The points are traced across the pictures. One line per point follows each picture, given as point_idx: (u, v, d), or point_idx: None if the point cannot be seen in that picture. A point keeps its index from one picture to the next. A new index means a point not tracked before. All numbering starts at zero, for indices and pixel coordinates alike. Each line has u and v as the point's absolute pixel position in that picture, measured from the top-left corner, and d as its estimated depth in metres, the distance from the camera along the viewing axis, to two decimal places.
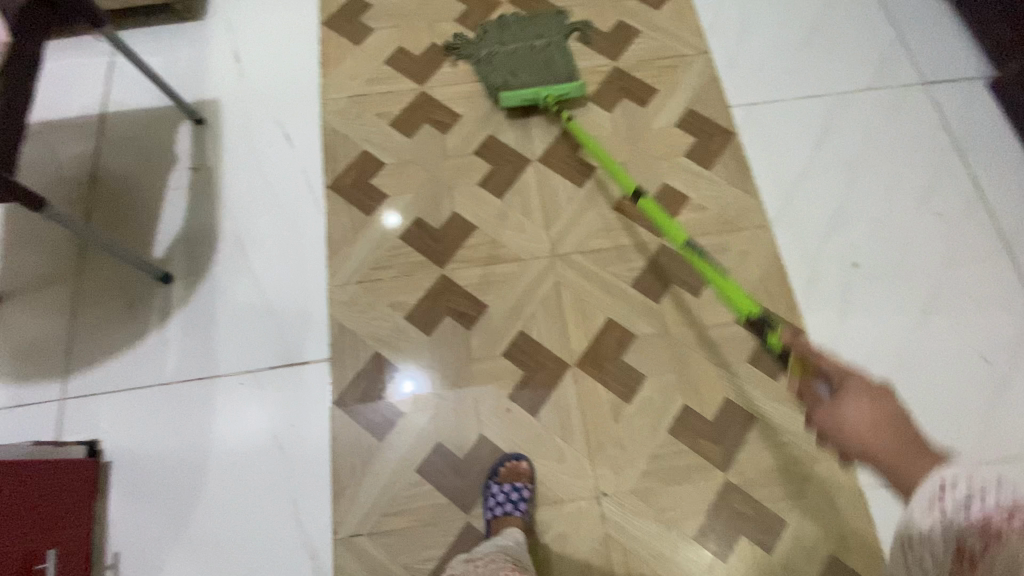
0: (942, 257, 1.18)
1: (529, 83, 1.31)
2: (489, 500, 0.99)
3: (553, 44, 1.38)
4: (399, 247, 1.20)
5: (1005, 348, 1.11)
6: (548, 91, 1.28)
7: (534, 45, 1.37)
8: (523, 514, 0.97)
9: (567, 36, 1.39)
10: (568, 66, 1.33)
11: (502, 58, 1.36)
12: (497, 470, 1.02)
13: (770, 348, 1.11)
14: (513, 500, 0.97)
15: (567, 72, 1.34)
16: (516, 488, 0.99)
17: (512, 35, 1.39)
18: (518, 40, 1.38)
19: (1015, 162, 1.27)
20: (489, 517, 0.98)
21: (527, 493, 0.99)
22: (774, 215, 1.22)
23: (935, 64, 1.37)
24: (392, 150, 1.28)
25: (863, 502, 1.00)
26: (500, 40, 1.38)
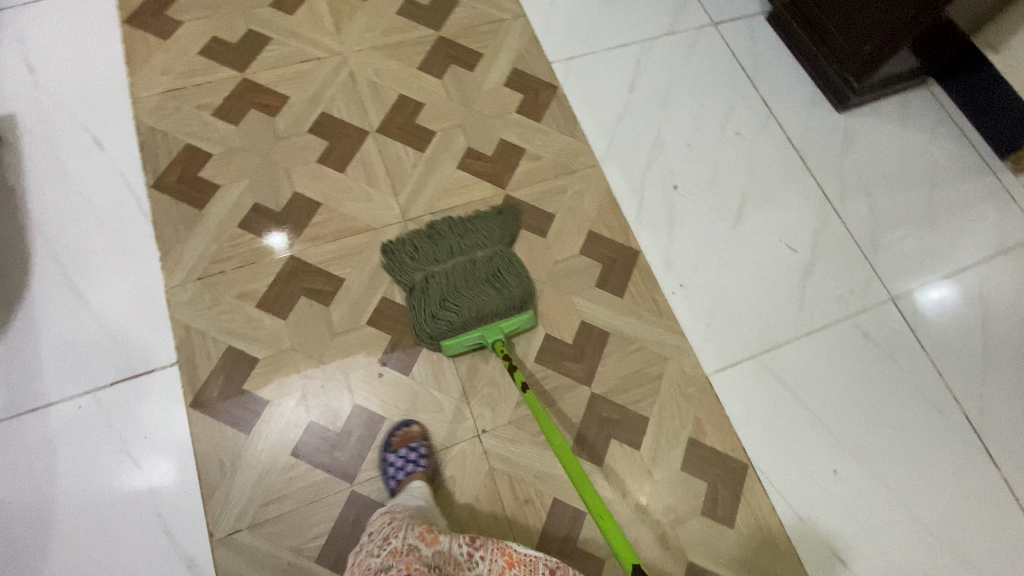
0: (746, 169, 1.35)
1: (476, 309, 1.07)
2: (388, 469, 0.98)
3: (499, 259, 1.15)
4: (241, 236, 1.15)
5: (805, 236, 1.29)
6: (494, 329, 1.07)
7: (477, 269, 1.13)
8: (424, 468, 0.98)
9: (505, 249, 1.18)
10: (519, 283, 1.12)
11: (443, 287, 1.10)
12: (391, 440, 1.02)
13: (614, 271, 1.21)
14: (412, 459, 0.98)
15: (500, 244, 1.19)
16: (411, 448, 0.99)
17: (450, 247, 1.15)
18: (454, 249, 1.15)
19: (793, 82, 1.48)
20: (393, 484, 0.97)
21: (424, 449, 1.00)
22: (601, 155, 1.33)
23: (721, 6, 1.56)
24: (220, 141, 1.23)
25: (710, 387, 1.12)
26: (433, 257, 1.14)
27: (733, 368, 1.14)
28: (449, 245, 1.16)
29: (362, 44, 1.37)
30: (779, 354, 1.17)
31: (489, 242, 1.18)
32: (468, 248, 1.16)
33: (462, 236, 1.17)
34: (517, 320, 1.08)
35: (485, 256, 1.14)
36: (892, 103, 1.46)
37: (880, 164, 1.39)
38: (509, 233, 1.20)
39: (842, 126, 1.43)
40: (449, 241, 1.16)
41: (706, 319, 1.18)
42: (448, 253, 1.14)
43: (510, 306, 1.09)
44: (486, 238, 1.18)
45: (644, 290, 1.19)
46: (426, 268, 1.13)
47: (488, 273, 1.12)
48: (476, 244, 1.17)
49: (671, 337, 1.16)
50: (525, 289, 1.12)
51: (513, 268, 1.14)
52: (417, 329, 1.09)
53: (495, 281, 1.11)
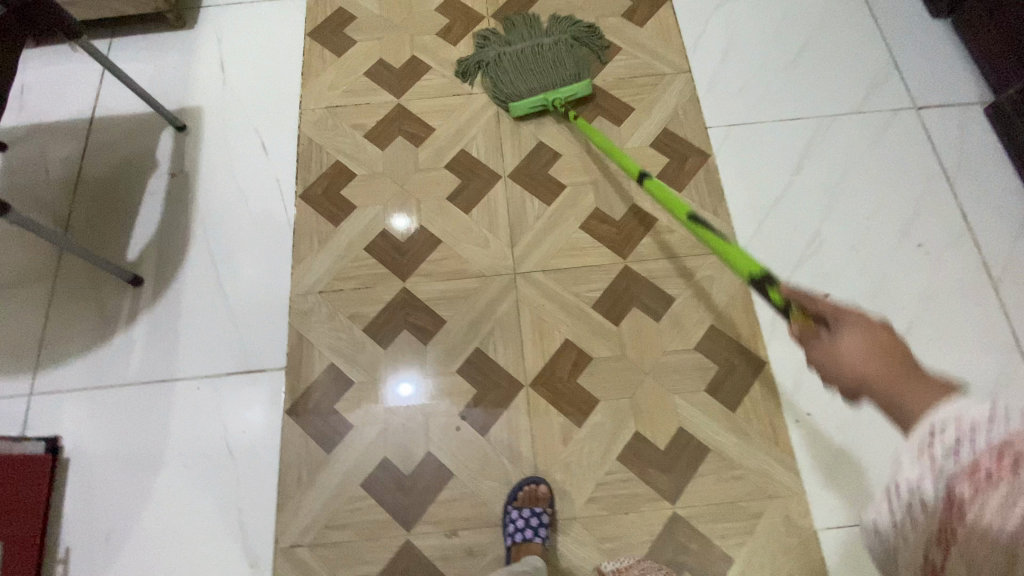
0: (919, 290, 1.13)
1: (540, 81, 1.32)
2: (508, 525, 0.97)
3: (561, 44, 1.36)
4: (362, 259, 1.20)
5: (981, 389, 1.06)
6: (557, 95, 1.29)
7: (539, 54, 1.35)
8: (542, 540, 0.95)
9: (575, 28, 1.39)
10: (569, 53, 1.35)
11: (513, 73, 1.33)
12: (515, 495, 1.00)
13: (731, 378, 1.08)
14: (533, 526, 0.95)
15: (569, 26, 1.40)
16: (535, 513, 0.97)
17: (520, 34, 1.39)
18: (524, 40, 1.38)
19: (1005, 193, 1.21)
20: (509, 543, 0.96)
21: (547, 518, 0.97)
22: (744, 241, 1.19)
23: (927, 88, 1.32)
24: (364, 161, 1.30)
25: (815, 545, 0.96)
26: (508, 43, 1.38)
27: (852, 531, 0.97)
28: (521, 29, 1.40)
29: None
30: None
31: (556, 35, 1.39)
32: (536, 34, 1.39)
33: (535, 35, 1.39)
34: (575, 86, 1.29)
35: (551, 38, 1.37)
36: None
37: None
38: (574, 31, 1.39)
39: None
40: (523, 33, 1.39)
41: (829, 462, 1.01)
42: (520, 40, 1.38)
43: (573, 76, 1.32)
44: (554, 32, 1.39)
45: (759, 409, 1.05)
46: (500, 49, 1.37)
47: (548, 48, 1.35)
48: (556, 24, 1.41)
49: (781, 471, 1.01)
50: (577, 68, 1.33)
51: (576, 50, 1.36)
52: (496, 94, 1.33)
53: (551, 61, 1.34)
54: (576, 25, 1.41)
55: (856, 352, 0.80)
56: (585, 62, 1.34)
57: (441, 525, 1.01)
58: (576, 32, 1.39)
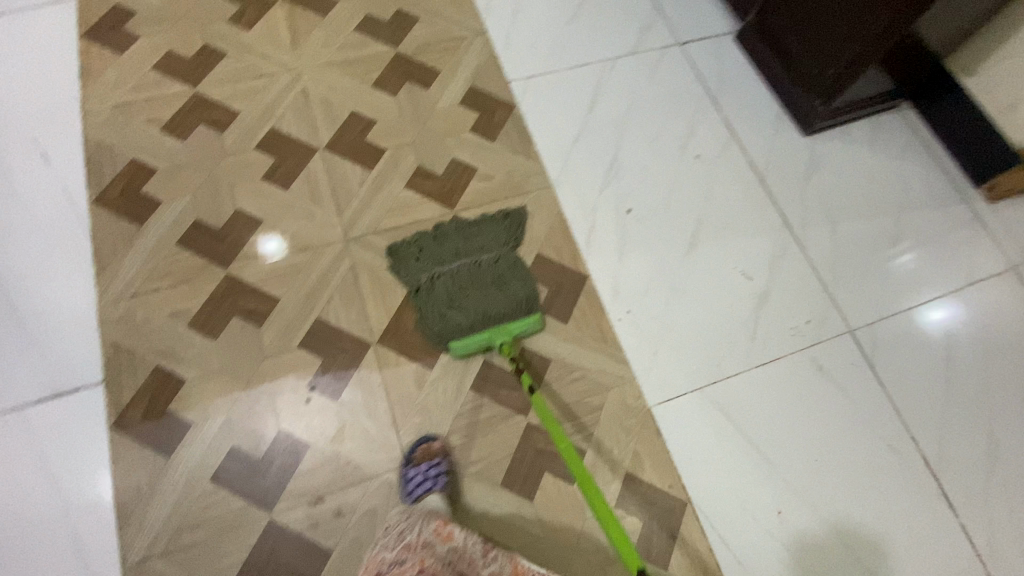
0: (703, 194, 1.31)
1: (478, 311, 1.12)
2: (407, 483, 0.97)
3: (496, 258, 1.19)
4: (179, 254, 1.14)
5: (761, 264, 1.25)
6: (500, 331, 1.09)
7: (473, 275, 1.16)
8: (443, 487, 0.96)
9: (499, 233, 1.23)
10: (509, 276, 1.18)
11: (452, 293, 1.15)
12: (410, 456, 1.01)
13: (560, 296, 1.18)
14: (432, 476, 0.96)
15: (495, 228, 1.23)
16: (433, 464, 0.98)
17: (453, 247, 1.20)
18: (452, 254, 1.19)
19: (758, 103, 1.44)
20: (410, 499, 0.96)
21: (444, 467, 0.99)
22: (554, 176, 1.30)
23: (688, 26, 1.52)
24: (166, 156, 1.22)
25: (651, 421, 1.08)
26: (438, 257, 1.19)
27: (676, 402, 1.10)
28: (447, 240, 1.20)
29: (317, 60, 1.36)
30: (725, 386, 1.13)
31: (489, 244, 1.21)
32: (463, 245, 1.20)
33: (461, 245, 1.20)
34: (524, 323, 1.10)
35: (486, 252, 1.20)
36: (860, 126, 1.43)
37: (844, 189, 1.35)
38: (514, 236, 1.22)
39: (807, 150, 1.39)
40: (455, 241, 1.20)
41: (650, 350, 1.14)
42: (453, 254, 1.19)
43: (516, 307, 1.15)
44: (490, 242, 1.21)
45: (589, 317, 1.16)
46: (431, 269, 1.17)
47: (481, 268, 1.18)
48: (477, 226, 1.23)
49: (615, 366, 1.12)
50: (520, 286, 1.17)
51: (519, 270, 1.18)
52: (428, 325, 1.12)
53: (491, 283, 1.16)
54: (504, 223, 1.24)
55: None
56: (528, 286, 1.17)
57: (304, 495, 0.99)
58: (510, 240, 1.22)
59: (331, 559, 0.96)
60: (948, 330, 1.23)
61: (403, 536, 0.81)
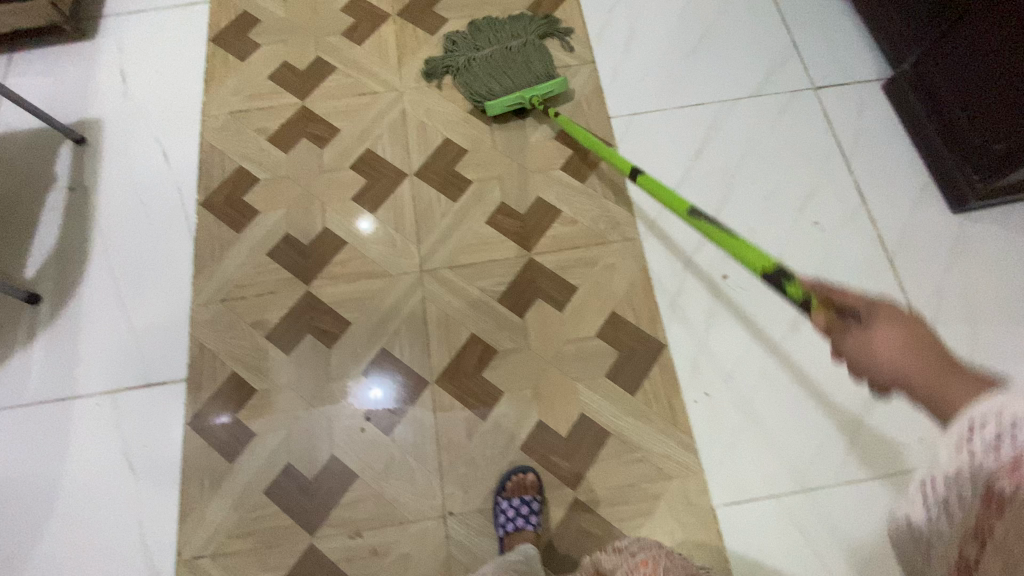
0: (814, 267, 1.15)
1: (515, 82, 1.29)
2: (499, 516, 0.97)
3: (528, 43, 1.35)
4: (266, 264, 1.19)
5: None
6: (533, 91, 1.26)
7: (509, 52, 1.34)
8: (535, 527, 0.95)
9: (540, 31, 1.38)
10: (539, 48, 1.34)
11: (487, 72, 1.31)
12: (503, 485, 1.01)
13: (631, 363, 1.10)
14: (524, 514, 0.96)
15: (535, 29, 1.38)
16: (525, 501, 0.98)
17: (488, 37, 1.37)
18: (492, 43, 1.36)
19: (900, 167, 1.24)
20: (502, 534, 0.96)
21: (538, 505, 0.98)
22: (645, 229, 1.21)
23: (825, 68, 1.34)
24: (268, 167, 1.28)
25: (712, 521, 0.98)
26: (475, 45, 1.36)
27: (746, 505, 0.99)
28: (486, 30, 1.38)
29: (419, 81, 1.35)
30: (807, 498, 1.00)
31: (523, 33, 1.37)
32: (507, 35, 1.36)
33: (500, 35, 1.37)
34: (550, 86, 1.27)
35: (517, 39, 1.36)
36: None
37: (996, 283, 1.13)
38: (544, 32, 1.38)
39: (953, 230, 1.18)
40: (490, 34, 1.37)
41: (725, 440, 1.03)
42: (487, 42, 1.36)
43: (546, 75, 1.30)
44: (520, 30, 1.37)
45: (659, 392, 1.07)
46: (468, 54, 1.35)
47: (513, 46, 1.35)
48: (520, 22, 1.39)
49: (680, 452, 1.03)
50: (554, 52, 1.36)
51: (540, 48, 1.34)
52: (472, 95, 1.30)
53: (524, 53, 1.34)
54: (540, 24, 1.39)
55: (892, 350, 0.61)
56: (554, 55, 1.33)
57: (344, 526, 1.00)
58: (544, 31, 1.38)
59: None
60: None
61: None
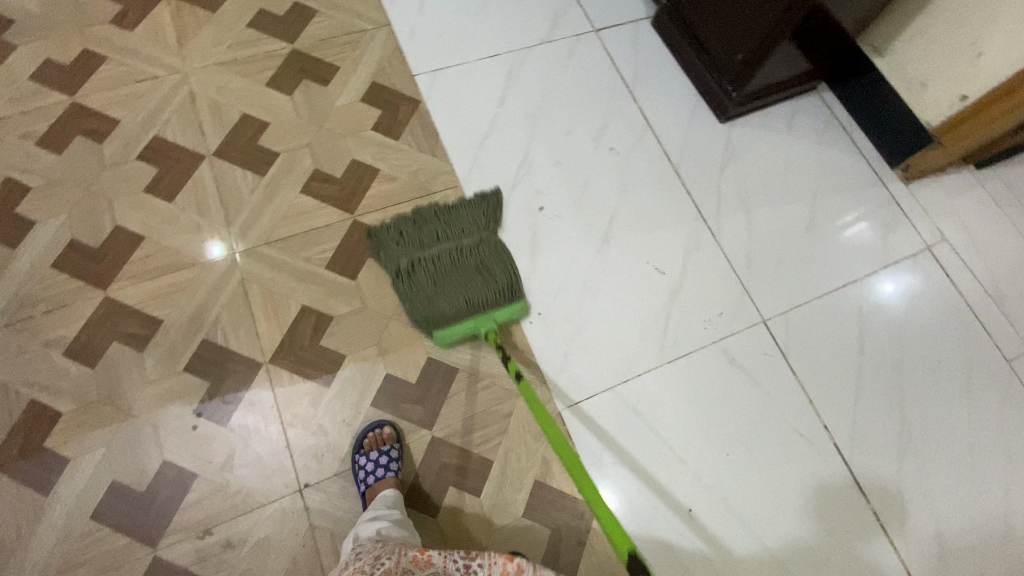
0: (616, 187, 1.27)
1: (468, 300, 1.07)
2: (360, 473, 0.96)
3: (485, 242, 1.16)
4: (52, 276, 1.06)
5: (674, 256, 1.22)
6: (487, 320, 1.07)
7: (461, 264, 1.12)
8: (396, 473, 0.95)
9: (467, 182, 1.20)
10: (499, 255, 1.14)
11: (429, 278, 1.10)
12: (362, 443, 1.00)
13: None
14: (382, 463, 0.95)
15: (479, 206, 1.19)
16: (383, 452, 0.97)
17: (432, 232, 1.15)
18: (434, 229, 1.15)
19: (674, 91, 1.40)
20: (365, 489, 0.96)
21: (396, 453, 0.97)
22: (462, 175, 1.24)
23: (603, 11, 1.47)
24: (39, 171, 1.14)
25: (559, 425, 1.06)
26: (417, 241, 1.13)
27: (587, 404, 1.08)
28: (434, 218, 1.16)
29: (205, 59, 1.27)
30: (637, 384, 1.10)
31: (468, 220, 1.17)
32: (452, 229, 1.16)
33: (470, 221, 1.17)
34: (508, 310, 1.09)
35: (471, 237, 1.15)
36: (777, 110, 1.41)
37: (760, 175, 1.33)
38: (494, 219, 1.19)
39: (723, 137, 1.36)
40: (434, 226, 1.15)
41: (561, 352, 1.11)
42: (432, 238, 1.14)
43: (502, 293, 1.09)
44: (469, 225, 1.17)
45: (497, 323, 1.12)
46: (411, 253, 1.12)
47: (471, 267, 1.11)
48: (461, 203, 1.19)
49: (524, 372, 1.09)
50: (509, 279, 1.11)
51: (500, 255, 1.13)
52: (413, 311, 1.08)
53: (469, 252, 1.14)
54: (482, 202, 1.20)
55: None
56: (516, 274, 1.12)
57: (192, 528, 0.94)
58: (489, 216, 1.19)
59: None
60: (862, 316, 1.22)
61: (382, 562, 0.77)
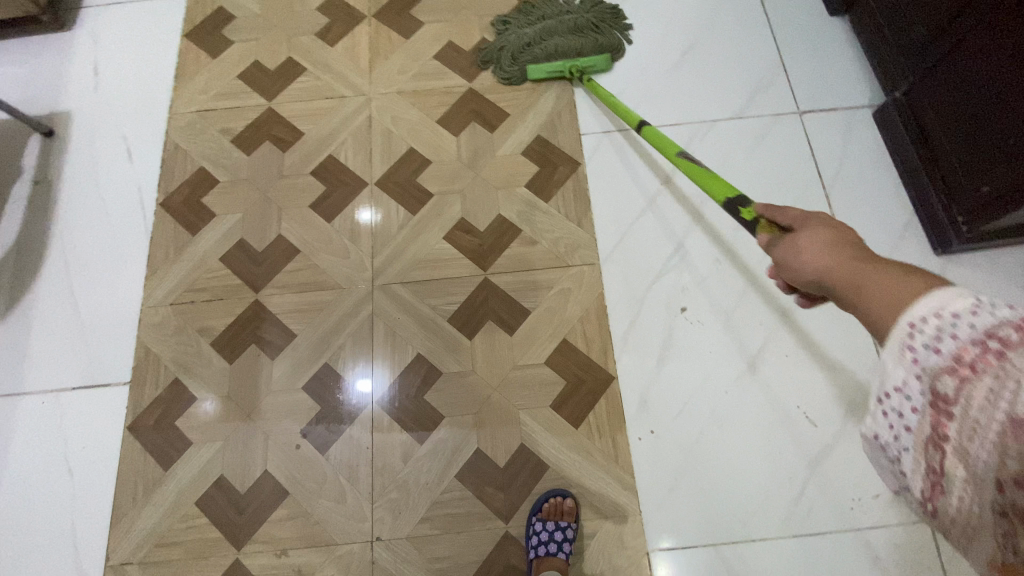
0: (779, 305, 1.10)
1: (560, 49, 1.30)
2: (532, 537, 0.94)
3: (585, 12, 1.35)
4: (218, 269, 1.18)
5: (832, 407, 1.02)
6: (574, 63, 1.29)
7: (568, 29, 1.32)
8: (566, 555, 0.93)
9: (602, 11, 1.35)
10: (598, 22, 1.33)
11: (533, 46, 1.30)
12: (540, 506, 0.98)
13: (578, 394, 1.06)
14: (557, 541, 0.92)
15: (594, 6, 1.35)
16: (560, 527, 0.94)
17: (540, 23, 1.33)
18: (545, 17, 1.33)
19: (883, 202, 1.17)
20: (532, 555, 0.94)
21: (572, 533, 0.94)
22: (605, 254, 1.16)
23: (813, 91, 1.27)
24: (230, 169, 1.27)
25: (644, 566, 0.95)
26: (524, 27, 1.33)
27: (681, 551, 0.96)
28: (544, 6, 1.35)
29: (388, 86, 1.31)
30: (745, 549, 0.95)
31: (579, 10, 1.34)
32: (559, 10, 1.34)
33: (564, 9, 1.34)
34: (594, 60, 1.29)
35: (575, 15, 1.33)
36: (1021, 253, 1.11)
37: None
38: (597, 15, 1.34)
39: (935, 273, 1.11)
40: (541, 22, 1.33)
41: (666, 482, 1.00)
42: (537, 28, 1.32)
43: (590, 47, 1.30)
44: (571, 10, 1.34)
45: (603, 427, 1.04)
46: (519, 41, 1.31)
47: (571, 26, 1.32)
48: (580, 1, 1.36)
49: (619, 491, 1.00)
50: (608, 36, 1.32)
51: (596, 23, 1.33)
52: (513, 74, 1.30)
53: (580, 28, 1.32)
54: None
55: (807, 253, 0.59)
56: (611, 39, 1.31)
57: (271, 544, 0.99)
58: (605, 14, 1.34)
59: None
60: None
61: None
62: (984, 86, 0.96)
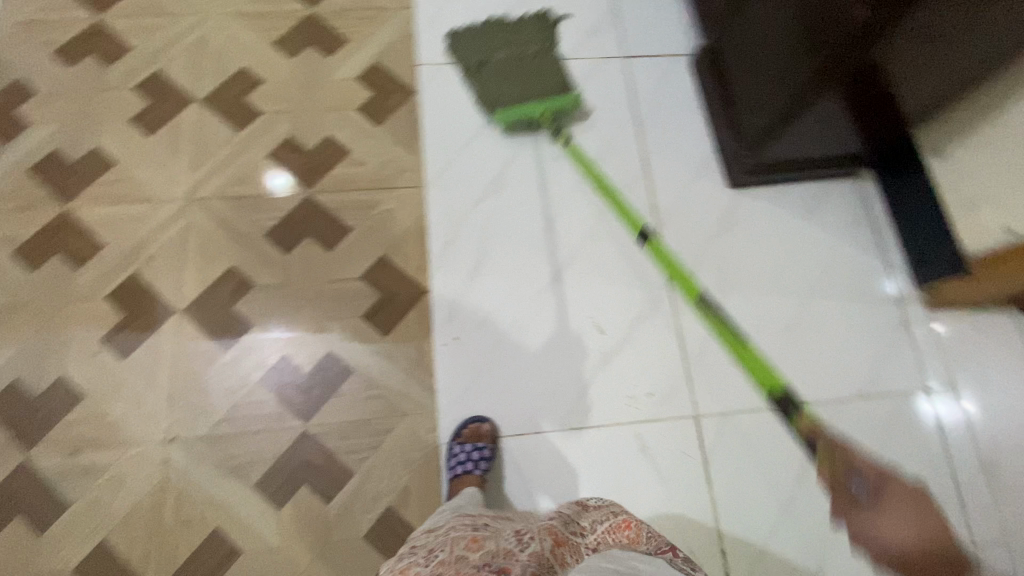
0: (586, 229, 1.18)
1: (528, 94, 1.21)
2: (450, 459, 0.99)
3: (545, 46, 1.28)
4: (28, 179, 1.14)
5: (621, 318, 1.11)
6: (546, 104, 1.20)
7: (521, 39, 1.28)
8: (482, 473, 0.97)
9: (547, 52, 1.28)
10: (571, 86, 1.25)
11: (498, 75, 1.23)
12: (459, 432, 1.02)
13: (387, 306, 1.10)
14: (474, 459, 0.97)
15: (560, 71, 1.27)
16: (478, 448, 0.99)
17: (503, 38, 1.28)
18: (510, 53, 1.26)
19: (691, 141, 1.26)
20: (451, 476, 0.98)
21: (489, 453, 0.99)
22: (429, 176, 1.19)
23: (641, 38, 1.35)
24: (50, 80, 1.22)
25: (434, 459, 1.01)
26: (495, 47, 1.27)
27: None
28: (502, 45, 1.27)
29: (226, 8, 1.29)
30: (528, 443, 1.03)
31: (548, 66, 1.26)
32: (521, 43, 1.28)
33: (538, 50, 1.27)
34: (563, 99, 1.20)
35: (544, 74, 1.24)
36: (803, 190, 1.23)
37: (754, 257, 1.17)
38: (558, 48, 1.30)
39: (726, 205, 1.21)
40: (504, 39, 1.28)
41: (462, 385, 1.06)
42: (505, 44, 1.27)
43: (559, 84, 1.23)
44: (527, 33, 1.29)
45: (408, 335, 1.08)
46: (485, 56, 1.25)
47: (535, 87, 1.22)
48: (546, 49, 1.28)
49: (417, 393, 1.05)
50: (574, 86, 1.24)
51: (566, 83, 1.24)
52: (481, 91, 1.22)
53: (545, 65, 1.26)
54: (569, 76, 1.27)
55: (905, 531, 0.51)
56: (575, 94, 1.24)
57: (62, 445, 0.99)
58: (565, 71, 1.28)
59: (66, 512, 0.96)
60: None
61: (435, 555, 0.71)
62: (768, 24, 1.03)
